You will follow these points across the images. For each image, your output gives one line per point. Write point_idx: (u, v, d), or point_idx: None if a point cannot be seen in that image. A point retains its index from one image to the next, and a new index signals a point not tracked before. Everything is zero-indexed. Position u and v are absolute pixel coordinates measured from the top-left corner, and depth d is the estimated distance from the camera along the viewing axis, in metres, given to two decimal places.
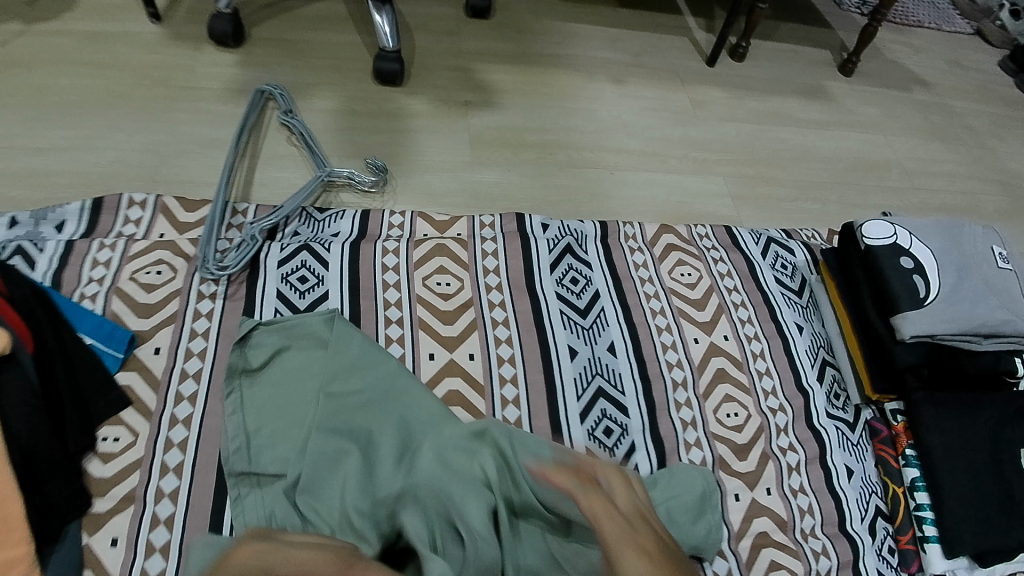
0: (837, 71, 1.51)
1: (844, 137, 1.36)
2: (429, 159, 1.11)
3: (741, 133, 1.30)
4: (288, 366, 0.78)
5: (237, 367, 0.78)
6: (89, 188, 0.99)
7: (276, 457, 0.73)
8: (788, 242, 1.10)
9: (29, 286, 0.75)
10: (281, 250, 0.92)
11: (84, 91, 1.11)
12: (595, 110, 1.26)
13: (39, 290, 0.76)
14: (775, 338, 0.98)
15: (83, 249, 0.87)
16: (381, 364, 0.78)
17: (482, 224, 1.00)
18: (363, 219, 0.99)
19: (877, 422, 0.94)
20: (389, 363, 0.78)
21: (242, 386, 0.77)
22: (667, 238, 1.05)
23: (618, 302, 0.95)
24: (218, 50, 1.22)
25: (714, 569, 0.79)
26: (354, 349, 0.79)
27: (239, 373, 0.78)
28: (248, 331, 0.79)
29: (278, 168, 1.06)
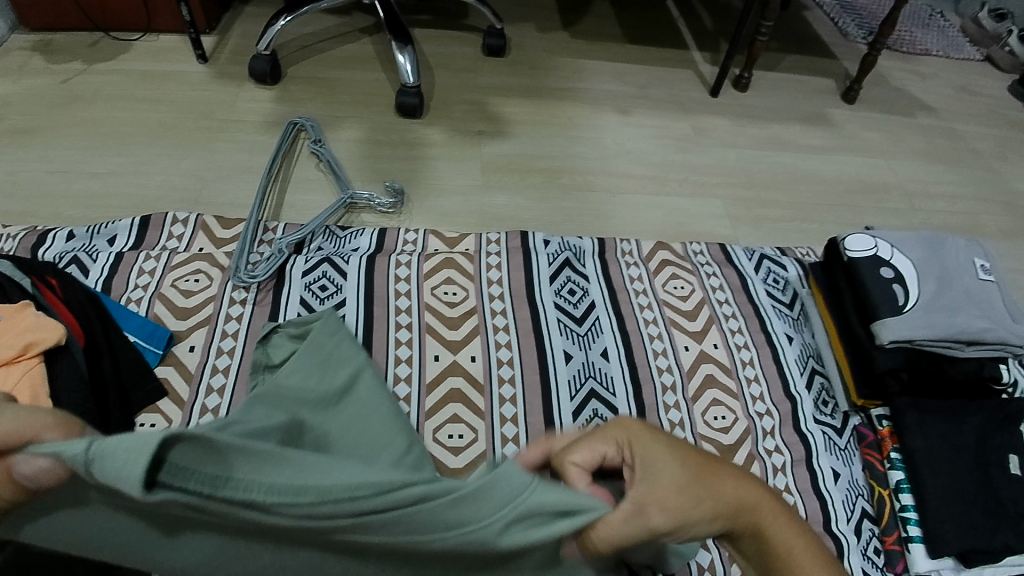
0: (839, 99, 1.57)
1: (844, 160, 1.42)
2: (444, 182, 1.21)
3: (742, 158, 1.37)
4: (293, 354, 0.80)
5: (260, 363, 0.84)
6: (137, 208, 1.11)
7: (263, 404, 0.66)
8: (781, 259, 1.15)
9: (84, 291, 0.84)
10: (305, 263, 1.02)
11: (137, 123, 1.25)
12: (600, 138, 1.35)
13: (91, 293, 0.85)
14: (764, 347, 1.02)
15: (131, 260, 0.98)
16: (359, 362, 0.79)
17: (488, 241, 1.09)
18: (380, 236, 1.09)
19: (865, 428, 0.95)
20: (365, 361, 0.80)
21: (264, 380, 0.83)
22: (662, 254, 1.12)
23: (613, 312, 1.02)
24: (257, 87, 1.35)
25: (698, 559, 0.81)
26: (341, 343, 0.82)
27: (262, 369, 0.85)
28: (270, 332, 0.86)
29: (305, 191, 1.17)
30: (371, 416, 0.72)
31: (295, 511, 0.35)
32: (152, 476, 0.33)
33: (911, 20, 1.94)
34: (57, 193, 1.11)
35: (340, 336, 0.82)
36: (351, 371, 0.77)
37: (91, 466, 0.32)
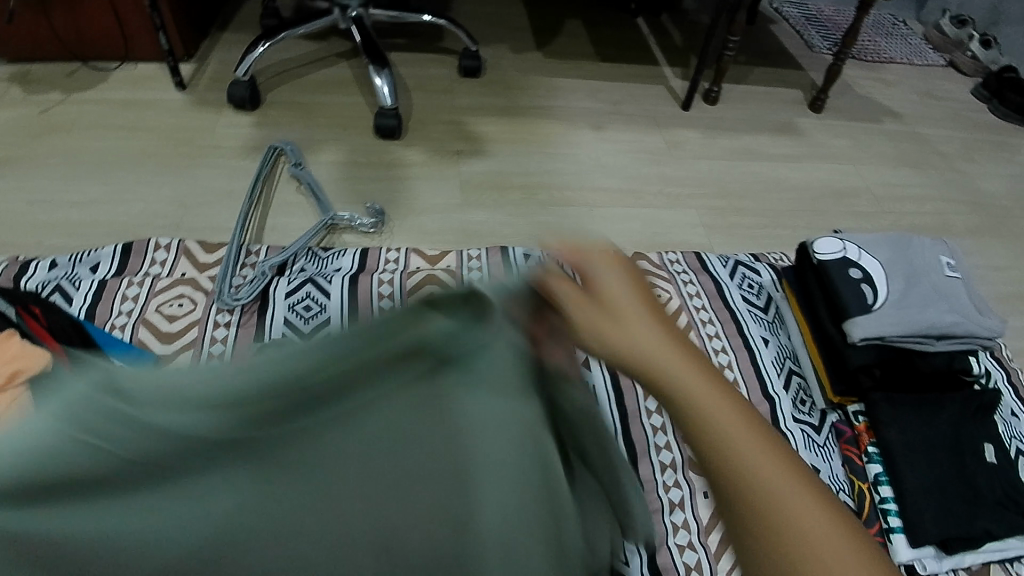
0: (808, 108, 1.62)
1: (815, 167, 1.46)
2: (424, 201, 1.24)
3: (715, 169, 1.40)
4: None
5: None
6: (119, 234, 1.12)
7: None
8: (755, 264, 1.18)
9: (69, 319, 0.84)
10: (288, 284, 1.03)
11: (117, 151, 1.27)
12: (576, 153, 1.38)
13: (76, 323, 0.85)
14: (742, 350, 1.04)
15: (114, 286, 1.00)
16: None
17: (470, 257, 1.11)
18: (362, 255, 1.11)
19: (842, 424, 0.98)
20: None
21: None
22: (639, 264, 1.14)
23: None
24: (237, 113, 1.37)
25: (672, 520, 0.87)
26: None
27: None
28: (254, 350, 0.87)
29: (286, 213, 1.19)
30: None
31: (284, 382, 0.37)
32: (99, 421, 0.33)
33: (875, 29, 2.01)
34: (38, 223, 1.12)
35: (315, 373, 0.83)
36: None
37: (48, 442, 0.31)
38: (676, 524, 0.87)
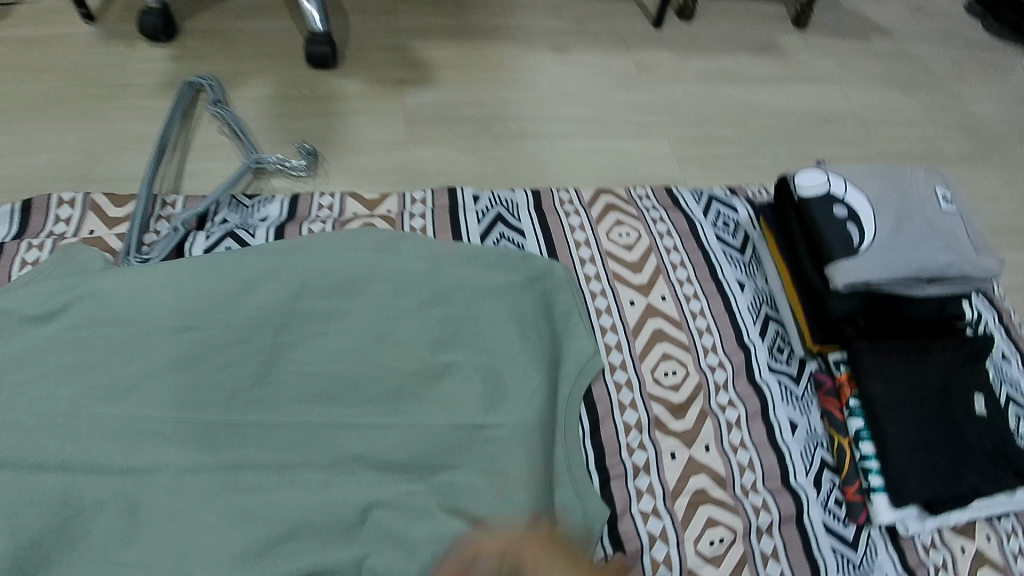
0: (791, 24, 1.48)
1: (796, 90, 1.33)
2: (363, 140, 1.11)
3: (690, 94, 1.27)
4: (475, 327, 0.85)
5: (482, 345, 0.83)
6: (24, 192, 1.00)
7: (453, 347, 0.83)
8: (731, 199, 1.06)
9: None
10: (206, 239, 0.92)
11: (14, 96, 1.11)
12: (535, 79, 1.23)
13: None
14: (715, 296, 0.94)
15: (12, 250, 0.89)
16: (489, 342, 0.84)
17: (413, 201, 0.99)
18: (292, 203, 0.99)
19: (822, 374, 0.90)
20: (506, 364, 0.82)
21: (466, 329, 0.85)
22: (604, 200, 1.02)
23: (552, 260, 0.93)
24: (152, 46, 1.20)
25: (636, 485, 0.79)
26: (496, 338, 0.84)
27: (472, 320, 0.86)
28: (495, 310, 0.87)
29: (208, 157, 1.05)
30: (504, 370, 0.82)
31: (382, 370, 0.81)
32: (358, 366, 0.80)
33: None
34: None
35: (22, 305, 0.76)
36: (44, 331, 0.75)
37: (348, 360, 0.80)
38: (640, 489, 0.79)
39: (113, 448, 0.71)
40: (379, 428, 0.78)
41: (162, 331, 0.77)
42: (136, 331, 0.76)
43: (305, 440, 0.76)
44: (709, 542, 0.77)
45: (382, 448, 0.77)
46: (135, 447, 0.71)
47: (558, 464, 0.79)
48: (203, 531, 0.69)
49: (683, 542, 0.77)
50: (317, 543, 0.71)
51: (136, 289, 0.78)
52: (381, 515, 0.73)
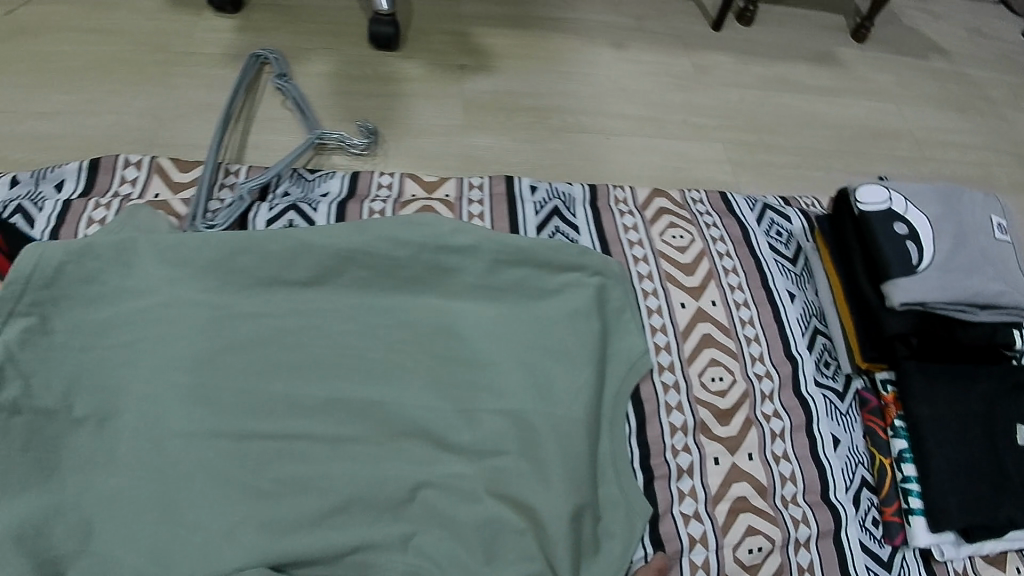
0: (849, 37, 1.47)
1: (851, 103, 1.33)
2: (422, 123, 1.12)
3: (745, 100, 1.28)
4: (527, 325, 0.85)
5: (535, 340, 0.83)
6: (91, 152, 1.02)
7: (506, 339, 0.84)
8: (784, 210, 1.07)
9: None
10: (270, 211, 0.93)
11: (83, 57, 1.13)
12: (593, 74, 1.24)
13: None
14: (765, 305, 0.95)
15: (80, 208, 0.91)
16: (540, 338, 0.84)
17: (471, 186, 1.01)
18: (352, 180, 1.00)
19: (867, 392, 0.91)
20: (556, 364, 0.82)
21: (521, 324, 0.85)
22: (659, 202, 1.03)
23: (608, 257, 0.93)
24: (218, 16, 1.21)
25: (679, 487, 0.80)
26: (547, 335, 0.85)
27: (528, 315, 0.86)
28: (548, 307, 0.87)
29: (271, 130, 1.07)
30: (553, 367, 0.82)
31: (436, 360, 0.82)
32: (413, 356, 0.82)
33: None
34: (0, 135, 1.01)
35: (110, 278, 0.81)
36: (127, 304, 0.80)
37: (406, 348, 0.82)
38: (682, 491, 0.80)
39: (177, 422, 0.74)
40: (430, 414, 0.79)
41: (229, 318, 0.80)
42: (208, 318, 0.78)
43: (358, 415, 0.78)
44: (747, 550, 0.78)
45: (434, 429, 0.78)
46: (204, 428, 0.74)
47: (604, 461, 0.79)
48: (258, 500, 0.72)
49: (722, 548, 0.78)
50: (366, 518, 0.73)
51: (208, 268, 0.82)
52: (429, 495, 0.75)
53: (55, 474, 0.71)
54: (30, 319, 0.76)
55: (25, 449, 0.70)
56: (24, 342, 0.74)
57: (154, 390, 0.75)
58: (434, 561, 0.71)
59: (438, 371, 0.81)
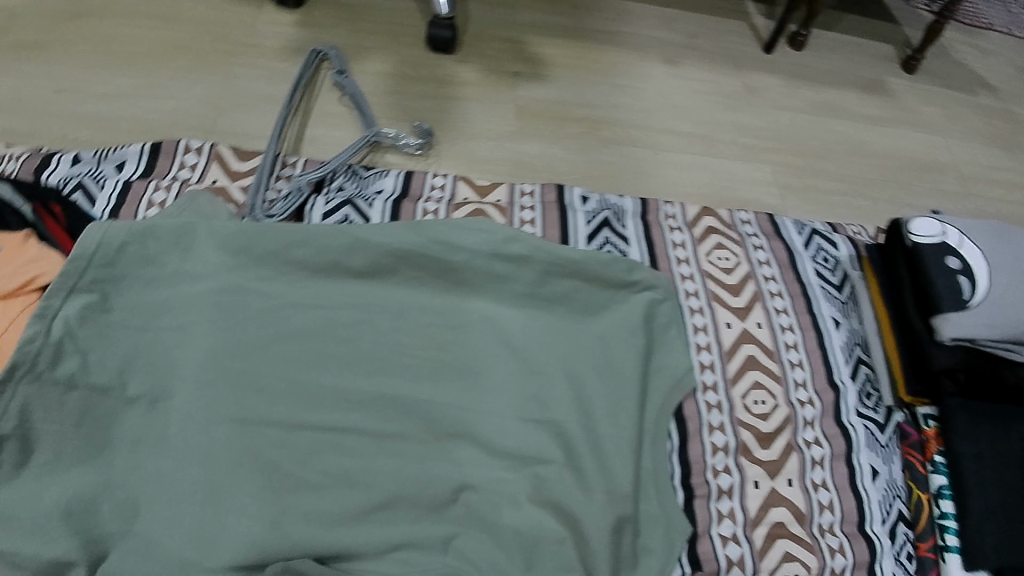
0: (899, 67, 1.47)
1: (899, 133, 1.33)
2: (476, 127, 1.13)
3: (794, 123, 1.28)
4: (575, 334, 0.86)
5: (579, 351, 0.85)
6: (150, 136, 1.04)
7: (554, 349, 0.85)
8: (832, 236, 1.07)
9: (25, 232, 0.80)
10: (326, 204, 0.96)
11: (146, 41, 1.15)
12: (645, 88, 1.25)
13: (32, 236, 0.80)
14: (810, 330, 0.95)
15: (140, 190, 0.92)
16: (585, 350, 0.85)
17: (522, 192, 1.01)
18: (405, 179, 1.02)
19: (908, 426, 0.92)
20: (602, 376, 0.83)
21: (569, 333, 0.86)
22: (707, 221, 1.03)
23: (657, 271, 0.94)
24: (278, 10, 1.23)
25: (718, 508, 0.81)
26: (595, 346, 0.85)
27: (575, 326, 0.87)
28: (597, 319, 0.87)
29: (327, 125, 1.08)
30: (601, 379, 0.83)
31: (483, 366, 0.83)
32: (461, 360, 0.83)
33: None
34: (65, 114, 1.04)
35: (169, 260, 0.82)
36: (184, 289, 0.81)
37: (454, 351, 0.84)
38: (722, 512, 0.80)
39: (229, 412, 0.75)
40: (475, 418, 0.80)
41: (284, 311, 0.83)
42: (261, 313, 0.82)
43: (405, 413, 0.79)
44: None
45: (480, 433, 0.79)
46: (253, 417, 0.76)
47: (646, 477, 0.79)
48: (305, 491, 0.73)
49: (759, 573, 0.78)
50: (408, 516, 0.74)
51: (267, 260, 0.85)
52: (472, 498, 0.75)
53: (106, 451, 0.71)
54: (91, 296, 0.76)
55: (79, 425, 0.71)
56: (83, 319, 0.75)
57: (207, 373, 0.77)
58: (475, 564, 0.72)
59: (486, 374, 0.82)
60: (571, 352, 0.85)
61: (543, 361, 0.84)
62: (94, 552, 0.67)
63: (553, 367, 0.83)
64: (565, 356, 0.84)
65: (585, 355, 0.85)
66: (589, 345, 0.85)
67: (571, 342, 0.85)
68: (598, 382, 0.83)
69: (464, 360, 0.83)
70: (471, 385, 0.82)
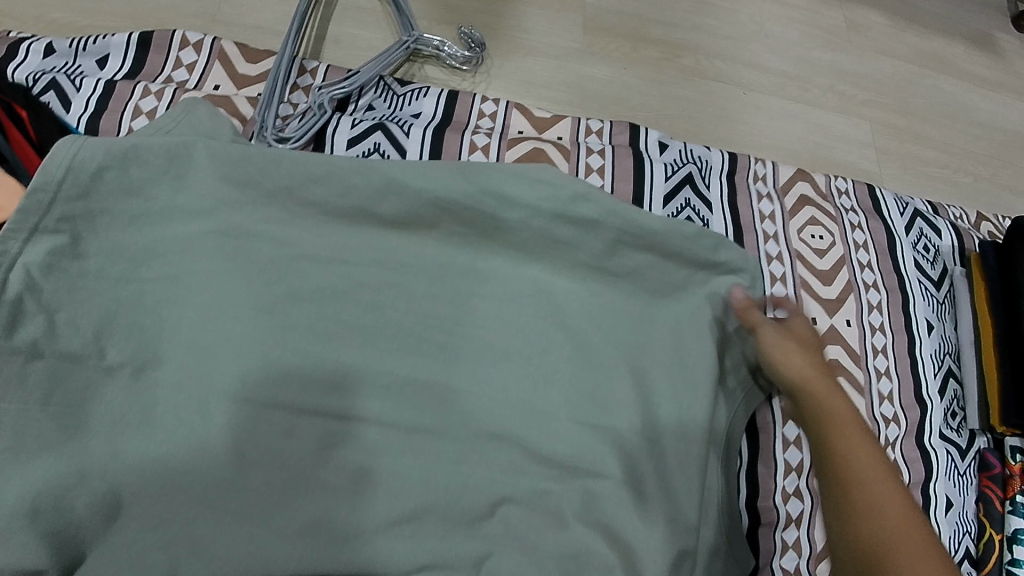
0: (1010, 22, 1.22)
1: (1009, 101, 1.14)
2: (534, 40, 0.94)
3: (897, 73, 1.09)
4: (642, 323, 0.73)
5: (644, 345, 0.72)
6: (141, 22, 0.86)
7: (615, 341, 0.72)
8: (936, 220, 0.93)
9: None
10: (353, 127, 0.78)
11: None
12: (735, 10, 1.05)
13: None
14: (902, 334, 0.83)
15: (125, 94, 0.75)
16: (654, 344, 0.72)
17: (589, 130, 0.86)
18: (449, 101, 0.84)
19: (991, 455, 0.82)
20: (672, 377, 0.71)
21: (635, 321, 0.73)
22: (800, 189, 0.89)
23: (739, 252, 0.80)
24: None
25: (783, 537, 0.74)
26: (664, 338, 0.73)
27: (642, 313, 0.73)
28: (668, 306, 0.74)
29: (357, 23, 0.90)
30: (672, 380, 0.71)
31: (534, 355, 0.70)
32: (509, 345, 0.70)
33: None
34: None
35: (158, 193, 0.66)
36: (177, 232, 0.65)
37: (500, 334, 0.70)
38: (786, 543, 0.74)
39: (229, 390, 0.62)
40: (518, 417, 0.68)
41: (304, 263, 0.68)
42: (273, 266, 0.67)
43: (439, 405, 0.67)
44: None
45: (524, 436, 0.67)
46: (256, 397, 0.63)
47: (710, 499, 0.70)
48: (319, 493, 0.62)
49: None
50: (437, 532, 0.63)
51: (282, 200, 0.69)
52: (510, 514, 0.65)
53: (82, 433, 0.59)
54: (58, 238, 0.61)
55: (46, 403, 0.59)
56: (49, 269, 0.61)
57: (204, 339, 0.63)
58: None
59: (536, 363, 0.70)
60: (635, 347, 0.72)
61: (603, 353, 0.71)
62: (70, 555, 0.57)
63: (614, 362, 0.71)
64: (629, 349, 0.71)
65: (653, 349, 0.72)
66: (659, 338, 0.72)
67: (637, 334, 0.72)
68: (665, 384, 0.71)
69: (510, 344, 0.70)
70: (519, 375, 0.69)
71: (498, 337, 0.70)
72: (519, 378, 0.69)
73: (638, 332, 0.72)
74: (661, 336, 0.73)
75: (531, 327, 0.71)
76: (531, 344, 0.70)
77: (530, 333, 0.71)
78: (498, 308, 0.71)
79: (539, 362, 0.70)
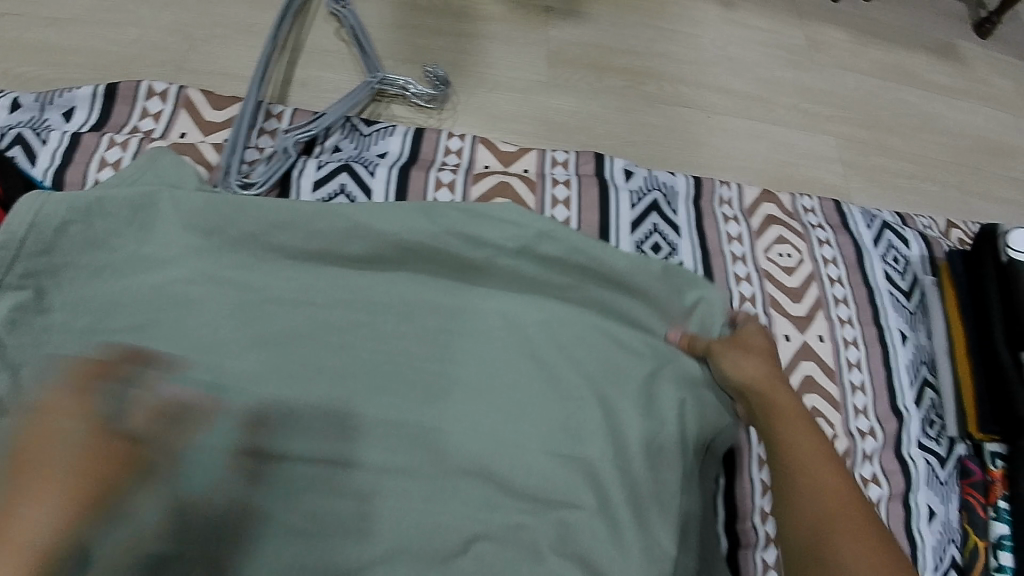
0: (972, 31, 1.24)
1: (974, 108, 1.16)
2: (498, 74, 0.96)
3: (861, 88, 1.11)
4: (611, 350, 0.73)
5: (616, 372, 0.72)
6: (109, 72, 0.87)
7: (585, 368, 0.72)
8: (903, 230, 0.93)
9: None
10: (318, 169, 0.79)
11: None
12: (696, 35, 1.07)
13: None
14: (875, 346, 0.83)
15: (91, 145, 0.76)
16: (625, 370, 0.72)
17: (554, 162, 0.87)
18: (415, 140, 0.85)
19: (972, 462, 0.80)
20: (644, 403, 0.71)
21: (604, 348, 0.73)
22: (767, 208, 0.90)
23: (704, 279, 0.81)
24: None
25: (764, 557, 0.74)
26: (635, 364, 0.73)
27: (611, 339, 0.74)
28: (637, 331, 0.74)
29: (322, 65, 0.91)
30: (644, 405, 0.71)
31: (505, 385, 0.70)
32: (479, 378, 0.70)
33: None
34: (7, 43, 0.86)
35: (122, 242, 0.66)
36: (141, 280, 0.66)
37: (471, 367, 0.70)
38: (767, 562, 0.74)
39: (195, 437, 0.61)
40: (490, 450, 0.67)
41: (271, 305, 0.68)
42: (240, 310, 0.67)
43: (409, 441, 0.66)
44: None
45: (497, 469, 0.67)
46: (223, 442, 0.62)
47: (688, 523, 0.69)
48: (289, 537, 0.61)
49: None
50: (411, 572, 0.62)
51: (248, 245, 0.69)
52: (485, 550, 0.64)
53: None
54: (22, 294, 0.64)
55: None
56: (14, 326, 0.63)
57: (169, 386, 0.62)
58: None
59: (507, 394, 0.69)
60: (607, 373, 0.72)
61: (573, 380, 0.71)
62: None
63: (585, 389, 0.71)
64: (598, 376, 0.72)
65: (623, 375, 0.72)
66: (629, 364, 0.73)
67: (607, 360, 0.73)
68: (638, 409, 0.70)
69: (481, 376, 0.70)
70: (490, 407, 0.69)
71: (468, 370, 0.70)
72: (490, 409, 0.69)
73: (608, 358, 0.73)
74: (631, 362, 0.73)
75: (501, 359, 0.71)
76: (501, 375, 0.70)
77: (500, 364, 0.71)
78: (468, 341, 0.71)
79: (510, 393, 0.70)
